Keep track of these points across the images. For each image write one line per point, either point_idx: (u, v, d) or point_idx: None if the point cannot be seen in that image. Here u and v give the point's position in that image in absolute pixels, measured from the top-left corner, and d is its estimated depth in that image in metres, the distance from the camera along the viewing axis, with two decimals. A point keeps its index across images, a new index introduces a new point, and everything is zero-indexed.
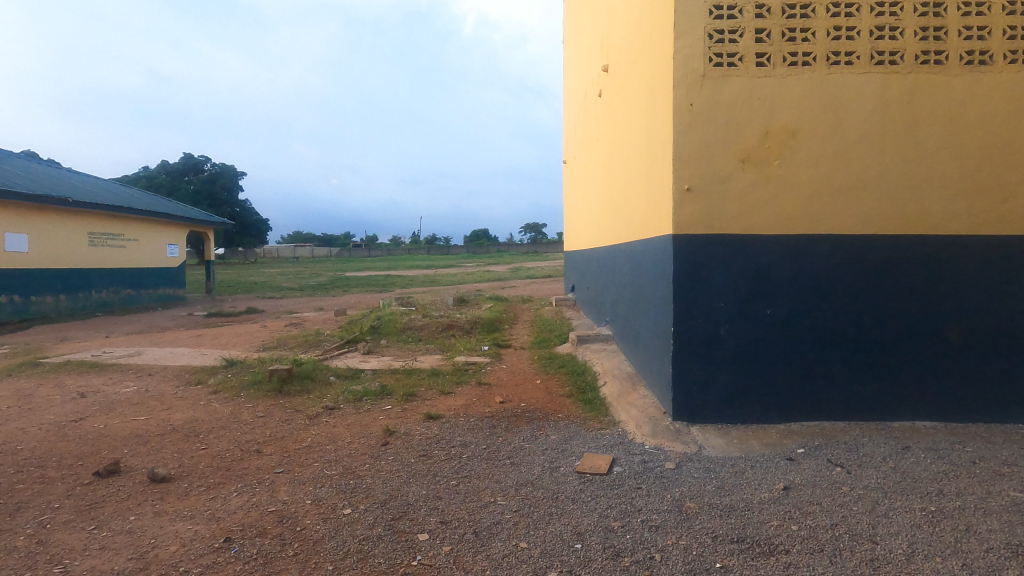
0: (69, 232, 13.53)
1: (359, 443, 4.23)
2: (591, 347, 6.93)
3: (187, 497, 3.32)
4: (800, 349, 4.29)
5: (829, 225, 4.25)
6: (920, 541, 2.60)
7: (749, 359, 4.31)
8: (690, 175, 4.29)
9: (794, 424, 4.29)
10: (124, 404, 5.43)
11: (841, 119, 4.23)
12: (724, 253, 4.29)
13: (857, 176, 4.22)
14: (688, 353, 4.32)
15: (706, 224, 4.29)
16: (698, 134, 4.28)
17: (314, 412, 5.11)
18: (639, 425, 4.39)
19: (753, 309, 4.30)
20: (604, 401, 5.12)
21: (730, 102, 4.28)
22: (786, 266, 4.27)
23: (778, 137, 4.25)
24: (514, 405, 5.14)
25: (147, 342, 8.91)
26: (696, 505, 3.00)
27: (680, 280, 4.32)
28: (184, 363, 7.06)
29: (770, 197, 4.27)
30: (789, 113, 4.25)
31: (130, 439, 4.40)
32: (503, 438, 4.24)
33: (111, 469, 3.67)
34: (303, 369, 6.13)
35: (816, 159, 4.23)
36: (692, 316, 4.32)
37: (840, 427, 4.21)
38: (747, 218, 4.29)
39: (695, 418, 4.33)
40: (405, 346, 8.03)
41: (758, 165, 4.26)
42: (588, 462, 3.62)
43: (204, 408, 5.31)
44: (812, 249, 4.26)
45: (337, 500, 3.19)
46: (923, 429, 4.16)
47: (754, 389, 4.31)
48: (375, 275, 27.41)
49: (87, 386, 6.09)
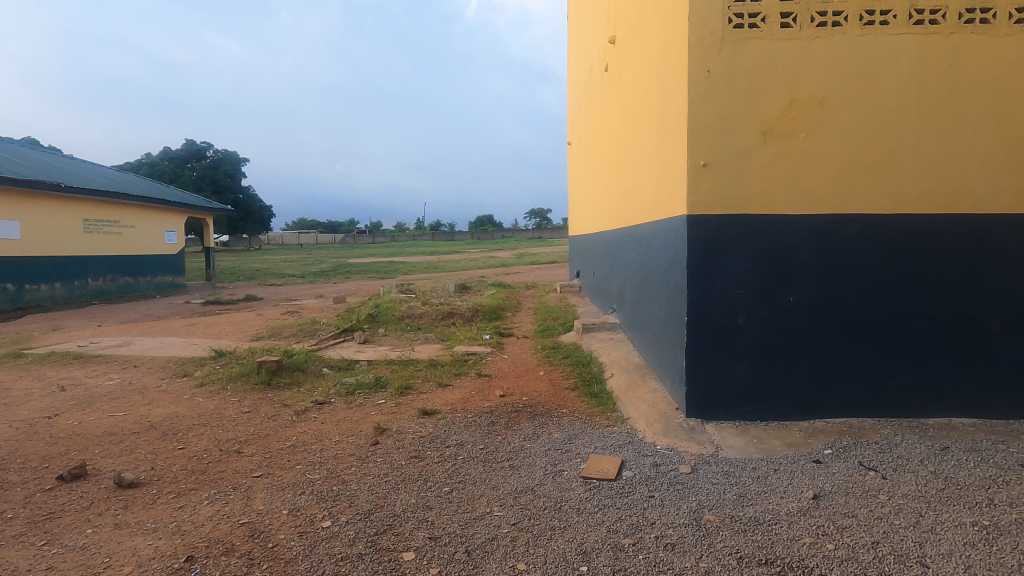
0: (63, 219, 13.25)
1: (347, 443, 3.93)
2: (596, 336, 6.58)
3: (153, 506, 3.02)
4: (826, 339, 3.94)
5: (859, 203, 3.87)
6: (978, 564, 2.26)
7: (769, 352, 3.96)
8: (705, 149, 3.90)
9: (818, 421, 3.94)
10: (103, 399, 5.14)
11: (873, 86, 3.82)
12: (744, 234, 3.92)
13: (892, 150, 3.83)
14: (704, 344, 3.98)
15: (723, 203, 3.92)
16: (715, 105, 3.89)
17: (302, 407, 4.81)
18: (649, 422, 4.06)
19: (775, 296, 3.93)
20: (611, 395, 4.79)
21: (751, 68, 3.88)
22: (811, 249, 3.90)
23: (803, 106, 3.85)
24: (515, 400, 4.83)
25: (137, 332, 8.61)
26: (716, 518, 2.67)
27: (696, 264, 3.96)
28: (173, 354, 6.77)
29: (795, 174, 3.88)
30: (816, 80, 3.84)
31: (103, 438, 4.11)
32: (502, 438, 3.92)
33: (76, 473, 3.39)
34: (294, 361, 5.87)
35: (844, 131, 3.84)
36: (707, 303, 3.96)
37: (869, 425, 3.86)
38: (769, 197, 3.90)
39: (710, 415, 4.00)
40: (403, 335, 7.73)
41: (781, 138, 3.87)
42: (594, 467, 3.29)
43: (188, 402, 5.02)
44: (840, 230, 3.88)
45: (317, 511, 2.88)
46: (960, 427, 3.80)
47: (774, 382, 3.96)
48: (377, 262, 27.09)
49: (69, 379, 5.81)
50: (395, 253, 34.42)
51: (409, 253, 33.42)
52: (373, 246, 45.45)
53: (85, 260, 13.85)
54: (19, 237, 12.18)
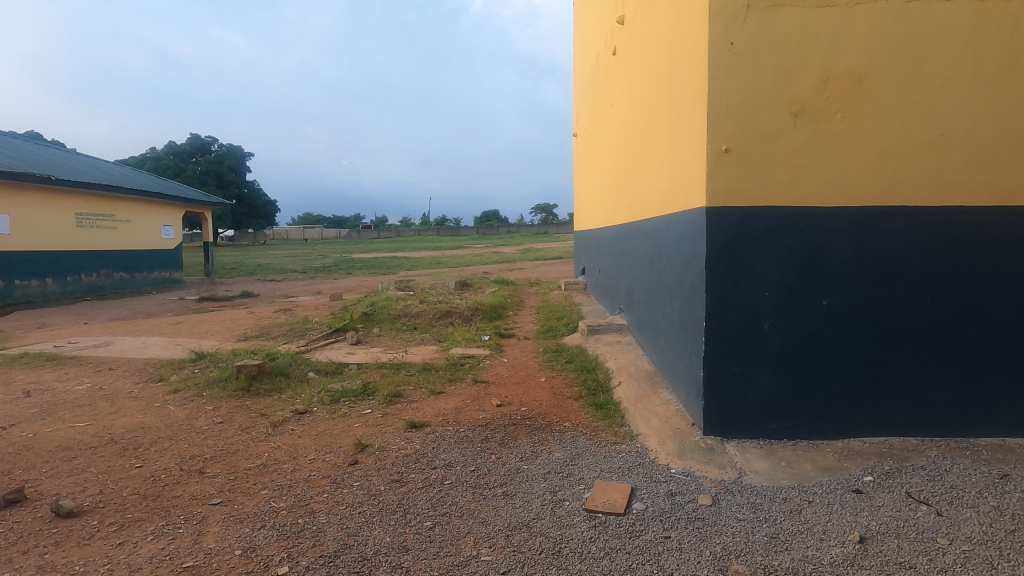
0: (56, 213, 12.91)
1: (323, 462, 3.50)
2: (603, 339, 6.13)
3: (88, 543, 2.60)
4: (863, 348, 3.48)
5: (902, 195, 3.40)
6: None
7: (798, 362, 3.50)
8: (727, 133, 3.44)
9: (853, 441, 3.49)
10: (67, 406, 4.74)
11: (921, 60, 3.35)
12: (770, 230, 3.47)
13: (940, 134, 3.36)
14: (724, 353, 3.52)
15: (747, 194, 3.46)
16: (739, 82, 3.43)
17: (280, 418, 4.40)
18: (662, 440, 3.61)
19: (805, 300, 3.47)
20: (618, 407, 4.34)
21: (781, 40, 3.40)
22: (847, 246, 3.44)
23: (840, 84, 3.38)
24: (513, 411, 4.39)
25: (121, 331, 8.23)
26: (746, 570, 2.25)
27: (715, 263, 3.51)
28: (152, 356, 6.36)
29: (830, 160, 3.42)
30: (855, 54, 3.37)
31: (55, 454, 3.71)
32: (496, 457, 3.49)
33: (10, 499, 2.98)
34: (277, 366, 5.46)
35: (887, 112, 3.37)
36: (728, 308, 3.50)
37: (912, 446, 3.41)
38: (799, 187, 3.44)
39: (730, 433, 3.55)
40: (398, 335, 7.29)
41: (814, 120, 3.40)
42: (600, 497, 2.84)
43: (157, 412, 4.61)
44: (880, 224, 3.42)
45: (274, 552, 2.46)
46: (1017, 449, 3.34)
47: (804, 397, 3.51)
48: (380, 257, 26.64)
49: (37, 383, 5.42)
50: (397, 248, 34.01)
51: (414, 248, 32.97)
52: (376, 241, 45.07)
53: (78, 255, 13.51)
54: (9, 231, 11.84)
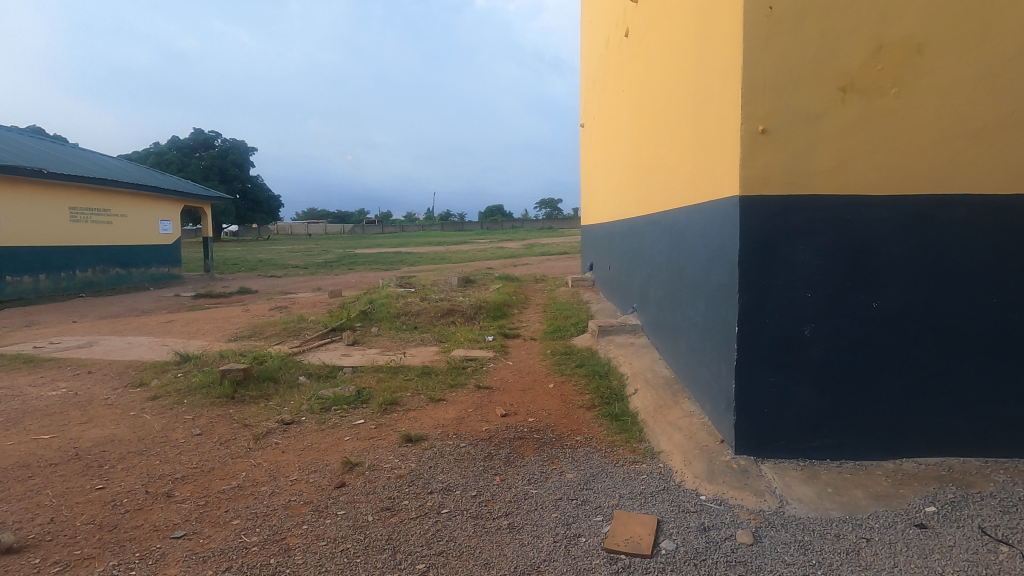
0: (49, 207, 12.56)
1: (307, 484, 3.12)
2: (615, 340, 5.72)
3: None
4: (918, 357, 3.05)
5: (965, 181, 2.97)
6: None
7: (843, 372, 3.08)
8: (765, 111, 3.01)
9: (906, 461, 3.08)
10: (35, 416, 4.36)
11: (990, 25, 2.90)
12: (813, 222, 3.04)
13: (1009, 111, 2.93)
14: (759, 362, 3.11)
15: (788, 181, 3.03)
16: (779, 52, 2.99)
17: (264, 430, 4.00)
18: (688, 460, 3.19)
19: (852, 301, 3.05)
20: (635, 418, 3.93)
21: (829, 3, 2.95)
22: (900, 240, 3.01)
23: (896, 54, 2.95)
24: (520, 422, 3.99)
25: (108, 330, 7.85)
26: None
27: (750, 260, 3.08)
28: (135, 358, 5.98)
29: (884, 140, 2.98)
30: (913, 19, 2.93)
31: (9, 473, 3.33)
32: (500, 478, 3.09)
33: None
34: (265, 370, 5.06)
35: (949, 85, 2.94)
36: (764, 311, 3.08)
37: (974, 468, 2.99)
38: (848, 172, 3.01)
39: (766, 452, 3.14)
40: (397, 335, 6.89)
41: (865, 95, 2.97)
42: (623, 534, 2.44)
43: (131, 422, 4.22)
44: (940, 215, 2.99)
45: None
46: None
47: (850, 411, 3.09)
48: (383, 253, 26.20)
49: (7, 389, 5.04)
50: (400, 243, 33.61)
51: (419, 244, 32.53)
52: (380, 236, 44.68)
53: (72, 251, 13.16)
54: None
